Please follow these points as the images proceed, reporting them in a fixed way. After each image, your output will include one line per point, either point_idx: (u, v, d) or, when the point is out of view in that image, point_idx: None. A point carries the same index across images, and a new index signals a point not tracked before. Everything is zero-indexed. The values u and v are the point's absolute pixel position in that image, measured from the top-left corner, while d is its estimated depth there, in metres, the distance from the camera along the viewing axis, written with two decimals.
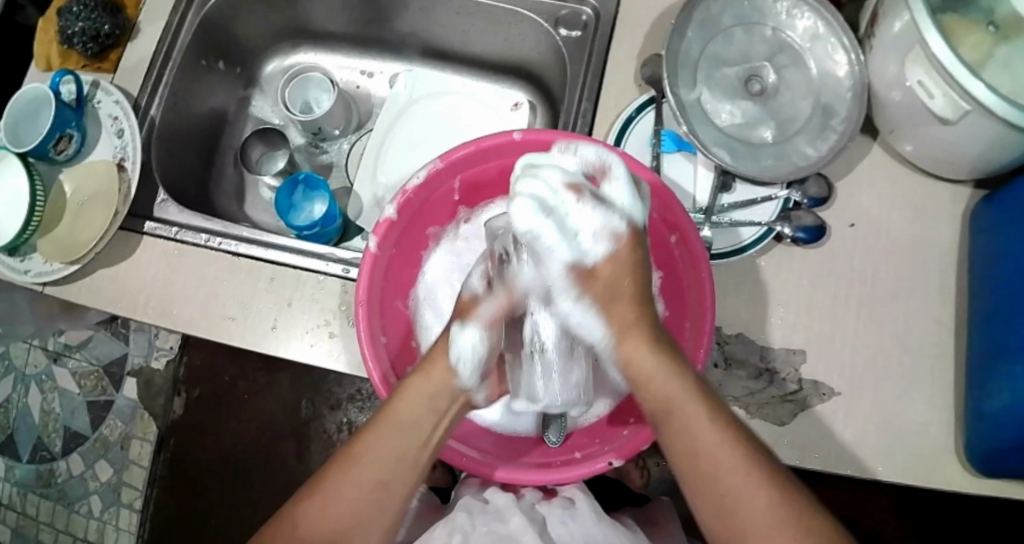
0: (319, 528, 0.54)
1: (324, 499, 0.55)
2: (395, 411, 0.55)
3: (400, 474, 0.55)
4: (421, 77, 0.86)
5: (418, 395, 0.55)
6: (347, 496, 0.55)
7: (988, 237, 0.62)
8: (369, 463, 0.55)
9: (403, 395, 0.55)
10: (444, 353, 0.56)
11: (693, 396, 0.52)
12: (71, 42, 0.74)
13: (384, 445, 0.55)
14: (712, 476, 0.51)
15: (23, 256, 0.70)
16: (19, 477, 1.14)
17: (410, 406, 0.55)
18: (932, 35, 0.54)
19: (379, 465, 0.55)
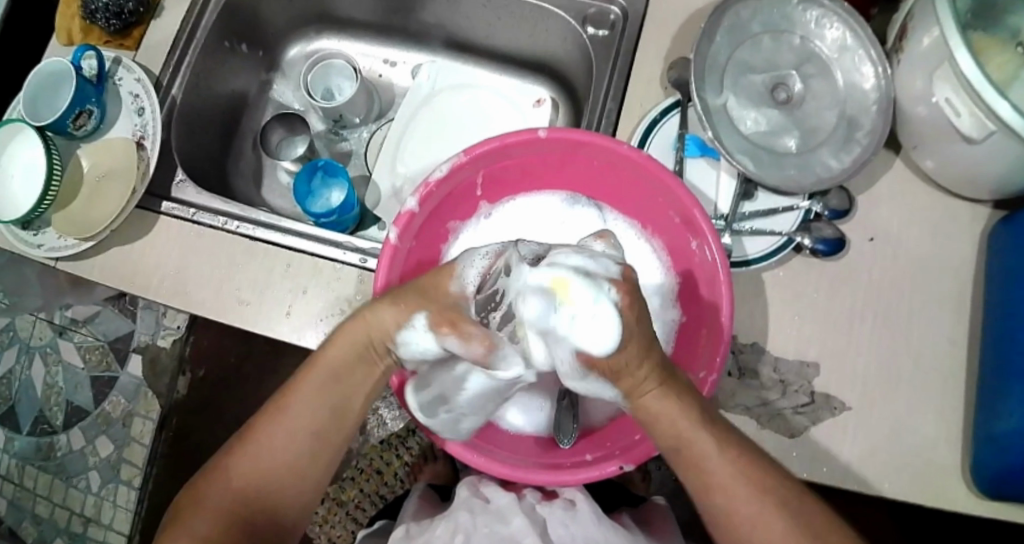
0: (249, 477, 0.56)
1: (256, 447, 0.57)
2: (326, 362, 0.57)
3: (331, 418, 0.58)
4: (445, 69, 0.86)
5: (347, 343, 0.56)
6: (278, 441, 0.57)
7: (1005, 258, 0.62)
8: (298, 414, 0.57)
9: (332, 346, 0.56)
10: (393, 330, 0.53)
11: (704, 434, 0.51)
12: (94, 18, 0.74)
13: (312, 394, 0.57)
14: (721, 505, 0.52)
15: (36, 230, 0.70)
16: (19, 449, 1.14)
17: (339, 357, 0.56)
18: (961, 54, 0.53)
19: (308, 412, 0.57)
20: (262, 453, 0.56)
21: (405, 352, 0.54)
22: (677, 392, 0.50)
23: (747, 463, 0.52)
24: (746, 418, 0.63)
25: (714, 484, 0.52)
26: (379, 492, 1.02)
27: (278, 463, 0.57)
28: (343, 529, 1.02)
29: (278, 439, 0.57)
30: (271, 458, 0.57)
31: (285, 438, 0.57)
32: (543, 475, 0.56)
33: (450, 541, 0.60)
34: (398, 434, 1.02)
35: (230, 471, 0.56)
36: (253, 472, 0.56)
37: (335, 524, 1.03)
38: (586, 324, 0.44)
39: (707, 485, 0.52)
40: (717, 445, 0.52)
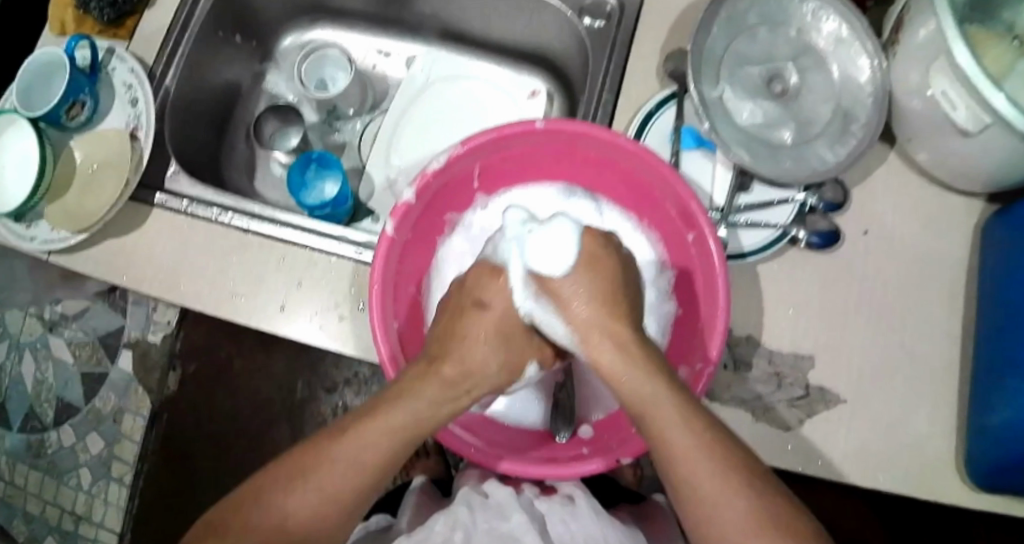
0: (295, 513, 0.50)
1: (302, 487, 0.50)
2: (404, 403, 0.51)
3: (396, 461, 0.52)
4: (437, 58, 0.88)
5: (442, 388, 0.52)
6: (336, 483, 0.50)
7: (999, 251, 0.62)
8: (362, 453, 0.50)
9: (411, 393, 0.52)
10: (478, 346, 0.54)
11: (667, 400, 0.49)
12: (88, 8, 0.73)
13: (382, 438, 0.51)
14: (687, 485, 0.49)
15: (29, 223, 0.69)
16: (9, 446, 1.13)
17: (416, 397, 0.52)
18: (958, 49, 0.53)
19: (374, 457, 0.51)
20: (312, 495, 0.50)
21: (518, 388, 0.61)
22: (634, 350, 0.51)
23: (711, 440, 0.49)
24: (742, 411, 0.63)
25: (677, 460, 0.49)
26: None
27: (323, 509, 0.51)
28: None
29: (335, 480, 0.50)
30: (320, 501, 0.50)
31: (345, 483, 0.51)
32: (542, 469, 0.56)
33: (451, 537, 0.59)
34: None
35: (272, 511, 0.50)
36: (298, 515, 0.50)
37: None
38: (551, 240, 0.55)
39: (670, 459, 0.50)
40: (681, 415, 0.49)
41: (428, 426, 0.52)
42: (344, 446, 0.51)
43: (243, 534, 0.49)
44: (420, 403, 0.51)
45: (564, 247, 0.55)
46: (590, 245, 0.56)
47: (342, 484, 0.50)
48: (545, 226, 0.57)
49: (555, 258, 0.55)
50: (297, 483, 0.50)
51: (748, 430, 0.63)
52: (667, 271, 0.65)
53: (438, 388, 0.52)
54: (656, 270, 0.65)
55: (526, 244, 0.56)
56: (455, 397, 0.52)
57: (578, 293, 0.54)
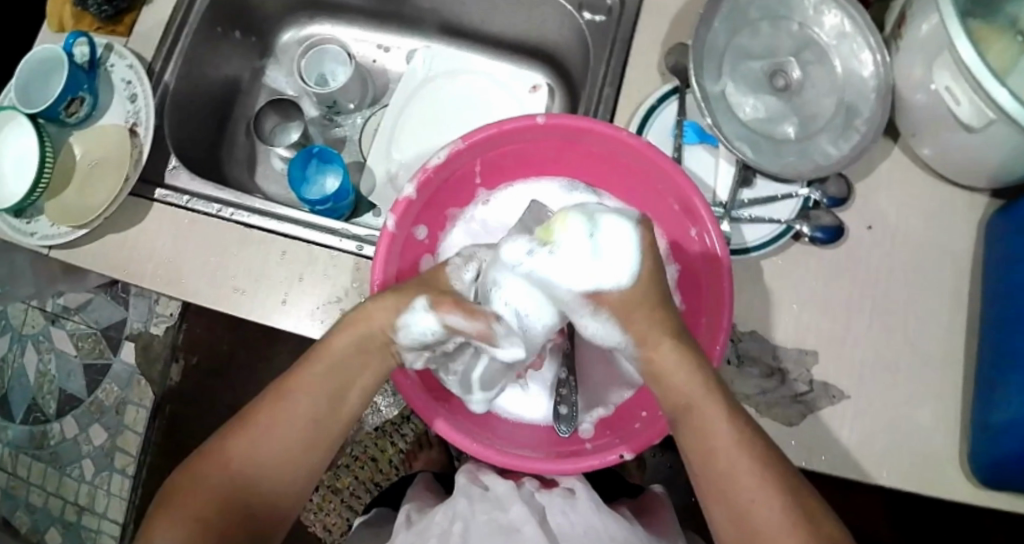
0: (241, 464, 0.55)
1: (246, 434, 0.56)
2: (324, 358, 0.57)
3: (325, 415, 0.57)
4: (440, 55, 0.85)
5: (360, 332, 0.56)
6: (271, 436, 0.56)
7: (1003, 246, 0.62)
8: (294, 396, 0.56)
9: (337, 337, 0.57)
10: (394, 314, 0.55)
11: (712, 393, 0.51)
12: (85, 5, 0.72)
13: (310, 383, 0.56)
14: (740, 500, 0.50)
15: (29, 218, 0.69)
16: (12, 437, 1.13)
17: (336, 357, 0.57)
18: (961, 42, 0.53)
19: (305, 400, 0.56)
20: (247, 455, 0.55)
21: (405, 339, 0.55)
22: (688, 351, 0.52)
23: (751, 434, 0.51)
24: (743, 405, 0.63)
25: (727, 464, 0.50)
26: (374, 480, 1.00)
27: (265, 468, 0.56)
28: (338, 517, 1.02)
29: (266, 432, 0.56)
30: (259, 459, 0.55)
31: (276, 432, 0.56)
32: (548, 464, 0.56)
33: (449, 528, 0.60)
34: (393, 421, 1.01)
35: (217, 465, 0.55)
36: (241, 465, 0.55)
37: (330, 511, 1.03)
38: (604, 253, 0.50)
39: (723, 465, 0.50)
40: (729, 414, 0.51)
41: (359, 371, 0.57)
42: (270, 409, 0.56)
43: (194, 483, 0.54)
44: (342, 347, 0.56)
45: (621, 251, 0.50)
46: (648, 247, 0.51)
47: (275, 436, 0.56)
48: (570, 232, 0.50)
49: (609, 269, 0.50)
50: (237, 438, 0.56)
51: None
52: (671, 266, 0.63)
53: (360, 336, 0.56)
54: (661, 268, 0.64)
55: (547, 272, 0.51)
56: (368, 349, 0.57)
57: (642, 303, 0.51)
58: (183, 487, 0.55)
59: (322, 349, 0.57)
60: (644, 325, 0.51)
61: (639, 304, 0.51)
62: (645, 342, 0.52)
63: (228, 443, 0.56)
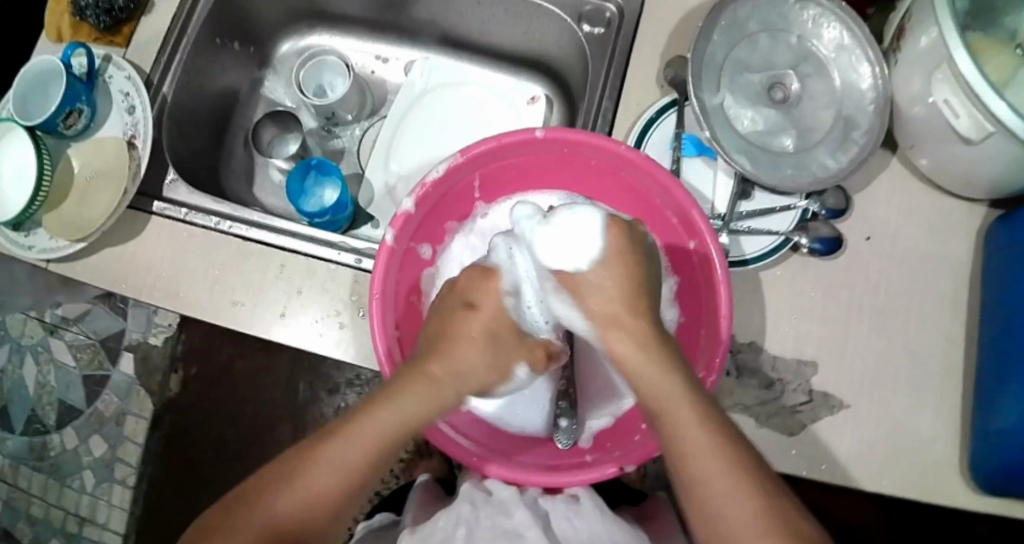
0: (292, 511, 0.52)
1: (304, 481, 0.52)
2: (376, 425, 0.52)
3: (365, 476, 0.53)
4: (437, 66, 0.85)
5: (434, 391, 0.53)
6: (326, 483, 0.52)
7: (1002, 257, 0.62)
8: (360, 448, 0.52)
9: (406, 392, 0.52)
10: (472, 366, 0.54)
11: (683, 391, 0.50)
12: (84, 14, 0.73)
13: (377, 439, 0.52)
14: (712, 515, 0.49)
15: (27, 232, 0.69)
16: (12, 449, 1.13)
17: (384, 425, 0.52)
18: (959, 55, 0.53)
19: (369, 455, 0.53)
20: (287, 515, 0.52)
21: (512, 387, 0.58)
22: (649, 355, 0.51)
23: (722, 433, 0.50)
24: (745, 418, 0.63)
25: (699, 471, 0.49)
26: None
27: (305, 528, 0.53)
28: None
29: (323, 480, 0.52)
30: (298, 517, 0.52)
31: (332, 481, 0.52)
32: (541, 477, 0.56)
33: (453, 534, 0.60)
34: None
35: (249, 515, 0.52)
36: (295, 510, 0.52)
37: None
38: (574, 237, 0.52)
39: (697, 477, 0.49)
40: (704, 421, 0.50)
41: (425, 423, 0.54)
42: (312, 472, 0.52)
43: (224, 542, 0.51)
44: (415, 406, 0.52)
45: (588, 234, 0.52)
46: (615, 238, 0.52)
47: (330, 484, 0.52)
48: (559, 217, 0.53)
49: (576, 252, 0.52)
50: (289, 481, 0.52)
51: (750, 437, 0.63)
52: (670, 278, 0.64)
53: (414, 400, 0.52)
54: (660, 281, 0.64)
55: (535, 243, 0.53)
56: (440, 405, 0.54)
57: (601, 287, 0.52)
58: (211, 542, 0.51)
59: (386, 397, 0.53)
60: (608, 308, 0.52)
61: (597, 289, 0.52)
62: (608, 330, 0.52)
63: (278, 492, 0.52)
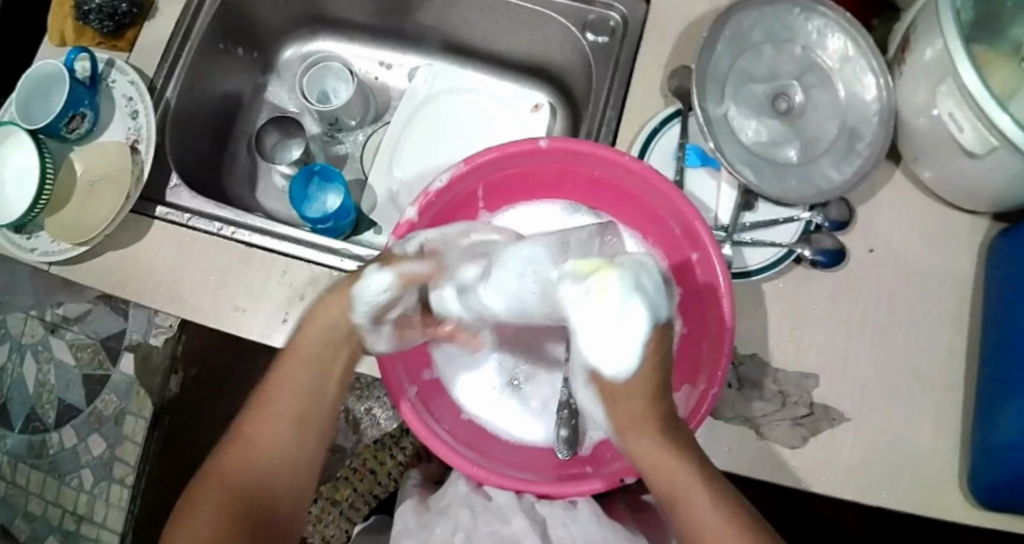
0: (239, 471, 0.56)
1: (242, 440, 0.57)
2: (300, 366, 0.57)
3: (310, 420, 0.58)
4: (442, 72, 0.85)
5: (316, 336, 0.57)
6: (264, 439, 0.57)
7: (1005, 270, 0.62)
8: (280, 394, 0.57)
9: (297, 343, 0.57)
10: (351, 284, 0.55)
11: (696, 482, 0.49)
12: (87, 19, 0.73)
13: (286, 389, 0.57)
14: None
15: (29, 234, 0.69)
16: (10, 446, 1.13)
17: (309, 365, 0.57)
18: (965, 69, 0.53)
19: (285, 400, 0.57)
20: (245, 477, 0.56)
21: (361, 303, 0.54)
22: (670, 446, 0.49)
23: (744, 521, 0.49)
24: (745, 430, 0.63)
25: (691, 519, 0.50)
26: (373, 491, 0.98)
27: (263, 490, 0.56)
28: (337, 529, 0.99)
29: (259, 437, 0.57)
30: (257, 479, 0.56)
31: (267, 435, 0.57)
32: (540, 486, 0.57)
33: (452, 539, 0.61)
34: (393, 434, 1.00)
35: (213, 482, 0.56)
36: (240, 469, 0.56)
37: (328, 523, 0.99)
38: (611, 343, 0.45)
39: None
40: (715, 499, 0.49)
41: (330, 362, 0.58)
42: (256, 425, 0.57)
43: (200, 507, 0.54)
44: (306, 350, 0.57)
45: (587, 347, 0.52)
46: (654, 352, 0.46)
47: (264, 438, 0.57)
48: (602, 303, 0.45)
49: (611, 357, 0.46)
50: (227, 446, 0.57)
51: (750, 448, 0.62)
52: None
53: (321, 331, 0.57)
54: None
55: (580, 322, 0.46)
56: (335, 342, 0.57)
57: (633, 392, 0.48)
58: (184, 515, 0.55)
59: (290, 352, 0.58)
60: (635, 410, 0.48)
61: (632, 396, 0.48)
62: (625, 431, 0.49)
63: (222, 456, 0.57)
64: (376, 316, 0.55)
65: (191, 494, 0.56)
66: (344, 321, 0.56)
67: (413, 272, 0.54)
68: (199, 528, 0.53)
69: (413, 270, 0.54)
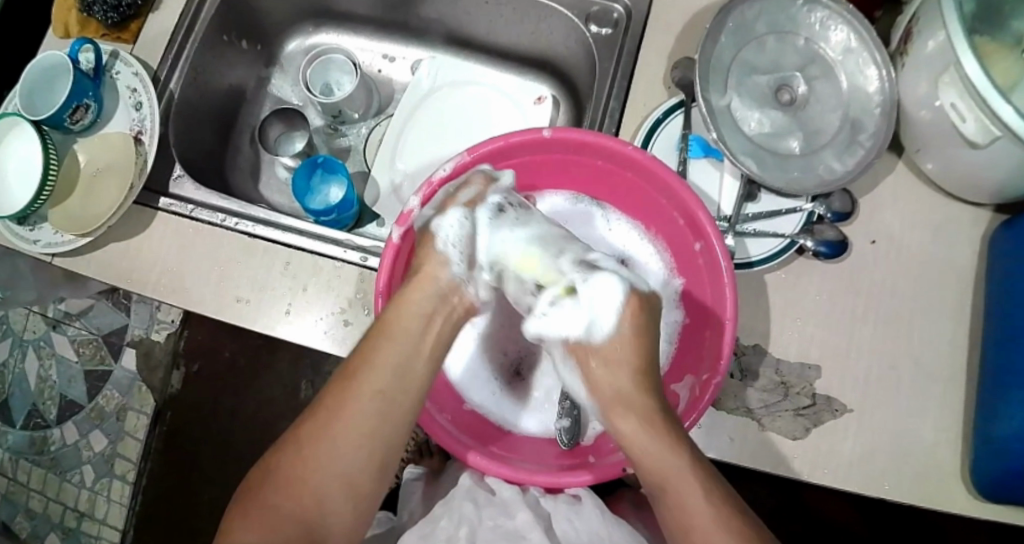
0: (326, 447, 0.53)
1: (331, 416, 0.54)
2: (390, 339, 0.56)
3: (396, 400, 0.55)
4: (446, 65, 0.86)
5: (413, 303, 0.57)
6: (354, 413, 0.54)
7: (1008, 261, 0.62)
8: (375, 367, 0.55)
9: (393, 312, 0.57)
10: (431, 237, 0.59)
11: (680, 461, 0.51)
12: (91, 10, 0.73)
13: (387, 357, 0.56)
14: None
15: (32, 226, 0.69)
16: (11, 443, 1.13)
17: (399, 336, 0.56)
18: (967, 59, 0.53)
19: (382, 373, 0.55)
20: (320, 456, 0.53)
21: (444, 243, 0.58)
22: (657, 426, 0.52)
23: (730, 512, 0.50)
24: (747, 421, 0.63)
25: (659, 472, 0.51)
26: None
27: (336, 470, 0.53)
28: None
29: (353, 410, 0.54)
30: (338, 466, 0.53)
31: (361, 411, 0.54)
32: (545, 476, 0.56)
33: (456, 533, 0.61)
34: None
35: (297, 457, 0.53)
36: (327, 446, 0.53)
37: None
38: None
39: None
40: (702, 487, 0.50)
41: (424, 333, 0.57)
42: (347, 401, 0.54)
43: (270, 485, 0.52)
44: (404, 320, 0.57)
45: (607, 306, 0.55)
46: None
47: (357, 411, 0.54)
48: None
49: None
50: (315, 420, 0.54)
51: (753, 439, 0.63)
52: (678, 280, 0.65)
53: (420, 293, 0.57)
54: (667, 280, 0.65)
55: None
56: (432, 308, 0.58)
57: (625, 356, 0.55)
58: (264, 489, 0.51)
59: (383, 323, 0.57)
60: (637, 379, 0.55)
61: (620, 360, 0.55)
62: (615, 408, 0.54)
63: (309, 429, 0.54)
64: (466, 259, 0.59)
65: (259, 472, 0.53)
66: (442, 284, 0.58)
67: (472, 198, 0.59)
68: (266, 506, 0.50)
69: (472, 199, 0.59)
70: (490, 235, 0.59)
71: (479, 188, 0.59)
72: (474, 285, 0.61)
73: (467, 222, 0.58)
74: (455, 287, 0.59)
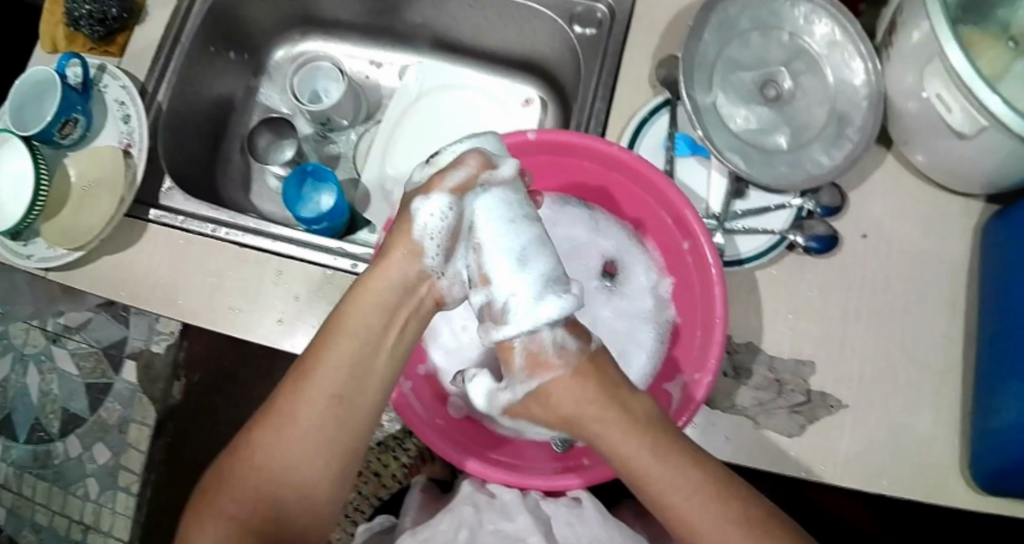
0: (273, 457, 0.55)
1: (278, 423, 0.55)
2: (345, 334, 0.55)
3: (350, 404, 0.55)
4: (432, 69, 0.86)
5: (376, 295, 0.55)
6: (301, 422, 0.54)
7: (1001, 251, 0.61)
8: (325, 371, 0.55)
9: (351, 312, 0.55)
10: (409, 231, 0.54)
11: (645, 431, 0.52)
12: (77, 25, 0.73)
13: (342, 357, 0.55)
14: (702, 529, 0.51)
15: (25, 241, 0.69)
16: (15, 457, 1.12)
17: (355, 331, 0.55)
18: (951, 49, 0.53)
19: (330, 380, 0.55)
20: (272, 466, 0.55)
21: (420, 233, 0.54)
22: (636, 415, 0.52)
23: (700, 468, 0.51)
24: (742, 419, 0.63)
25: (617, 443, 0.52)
26: (378, 495, 0.91)
27: (292, 470, 0.55)
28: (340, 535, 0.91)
29: (302, 419, 0.55)
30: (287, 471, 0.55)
31: (306, 416, 0.55)
32: (537, 480, 0.58)
33: (455, 536, 0.61)
34: (395, 435, 0.94)
35: (245, 465, 0.55)
36: (273, 455, 0.55)
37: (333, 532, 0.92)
38: None
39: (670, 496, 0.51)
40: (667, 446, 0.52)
41: (387, 327, 0.56)
42: (292, 405, 0.55)
43: (226, 495, 0.55)
44: (359, 318, 0.55)
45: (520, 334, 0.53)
46: None
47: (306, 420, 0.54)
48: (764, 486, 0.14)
49: None
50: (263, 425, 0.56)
51: (747, 437, 0.63)
52: (666, 279, 0.65)
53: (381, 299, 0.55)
54: (655, 281, 0.65)
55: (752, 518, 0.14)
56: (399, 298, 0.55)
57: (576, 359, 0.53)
58: (217, 494, 0.56)
59: (340, 321, 0.55)
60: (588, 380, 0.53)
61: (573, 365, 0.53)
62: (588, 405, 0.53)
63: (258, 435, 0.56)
64: (443, 251, 0.54)
65: (218, 476, 0.56)
66: (409, 275, 0.55)
67: (461, 182, 0.53)
68: (221, 520, 0.54)
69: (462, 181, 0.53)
70: (476, 220, 0.52)
71: (473, 169, 0.53)
72: (450, 281, 0.56)
73: (451, 211, 0.53)
74: (426, 277, 0.55)
